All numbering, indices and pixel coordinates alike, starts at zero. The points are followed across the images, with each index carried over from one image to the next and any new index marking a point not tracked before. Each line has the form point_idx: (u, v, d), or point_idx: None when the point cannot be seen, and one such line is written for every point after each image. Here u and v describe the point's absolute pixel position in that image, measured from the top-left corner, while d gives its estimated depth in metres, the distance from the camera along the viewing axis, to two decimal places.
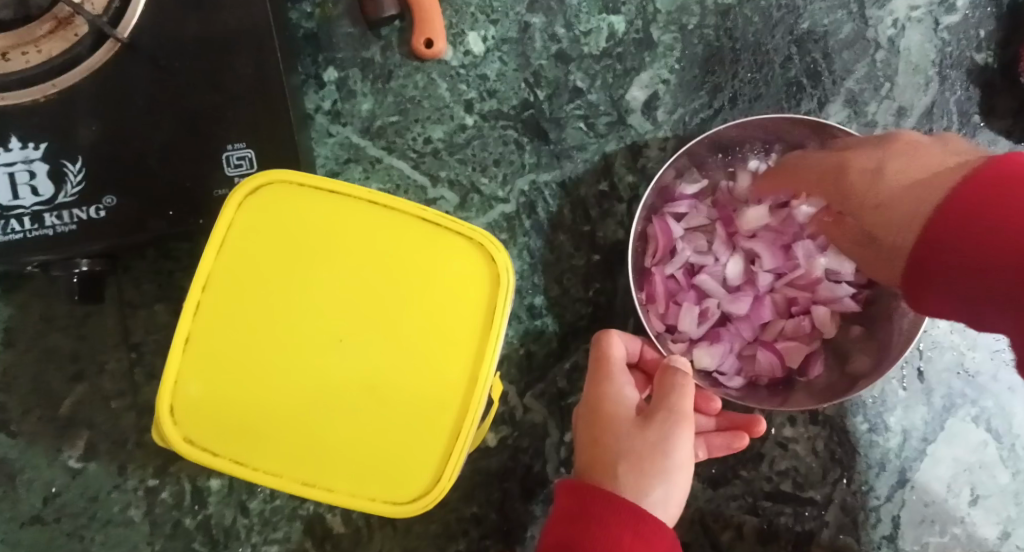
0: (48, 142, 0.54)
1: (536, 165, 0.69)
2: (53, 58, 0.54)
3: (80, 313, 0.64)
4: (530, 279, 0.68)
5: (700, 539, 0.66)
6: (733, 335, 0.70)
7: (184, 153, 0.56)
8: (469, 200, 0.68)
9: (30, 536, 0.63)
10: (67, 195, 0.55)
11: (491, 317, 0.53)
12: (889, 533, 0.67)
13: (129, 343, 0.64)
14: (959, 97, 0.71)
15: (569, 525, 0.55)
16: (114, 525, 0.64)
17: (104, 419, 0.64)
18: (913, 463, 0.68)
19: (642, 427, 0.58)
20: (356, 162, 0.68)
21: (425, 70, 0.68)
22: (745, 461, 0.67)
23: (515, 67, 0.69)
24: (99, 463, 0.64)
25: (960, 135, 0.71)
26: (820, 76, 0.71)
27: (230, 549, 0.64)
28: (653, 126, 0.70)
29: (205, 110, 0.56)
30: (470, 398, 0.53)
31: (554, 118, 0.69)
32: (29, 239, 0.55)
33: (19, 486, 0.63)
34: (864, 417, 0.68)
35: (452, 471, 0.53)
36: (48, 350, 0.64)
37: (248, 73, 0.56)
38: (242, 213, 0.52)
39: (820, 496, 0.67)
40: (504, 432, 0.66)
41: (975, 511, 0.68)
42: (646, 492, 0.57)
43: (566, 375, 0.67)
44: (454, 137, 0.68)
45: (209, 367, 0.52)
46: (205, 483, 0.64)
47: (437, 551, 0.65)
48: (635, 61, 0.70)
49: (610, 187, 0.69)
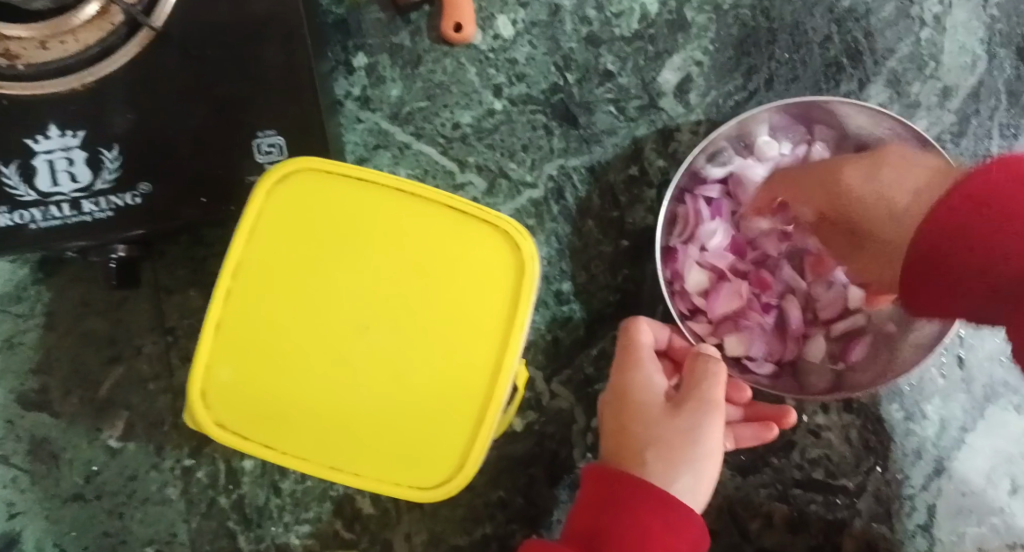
0: (87, 130, 0.55)
1: (565, 150, 0.68)
2: (89, 46, 0.55)
3: (117, 297, 0.66)
4: (558, 265, 0.67)
5: (728, 527, 0.66)
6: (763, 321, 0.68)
7: (215, 140, 0.56)
8: (497, 185, 0.68)
9: (71, 513, 0.65)
10: (105, 182, 0.55)
11: (516, 305, 0.53)
12: (924, 522, 0.66)
13: (165, 327, 0.66)
14: (1008, 76, 0.68)
15: (597, 511, 0.55)
16: (152, 504, 0.65)
17: (141, 400, 0.65)
18: (951, 452, 0.66)
19: (671, 415, 0.58)
20: (384, 148, 0.68)
21: (454, 55, 0.68)
22: (775, 449, 0.66)
23: (545, 51, 0.68)
24: (137, 444, 0.65)
25: (1009, 115, 0.68)
26: (860, 56, 0.68)
27: (263, 528, 0.66)
28: (685, 109, 0.68)
29: (236, 97, 0.56)
30: (496, 385, 0.53)
31: (583, 102, 0.68)
32: (69, 225, 0.56)
33: (61, 464, 0.65)
34: (900, 405, 0.66)
35: (476, 457, 0.53)
36: (87, 333, 0.65)
37: (277, 61, 0.56)
38: (270, 201, 0.52)
39: (853, 484, 0.66)
40: (530, 417, 0.67)
41: (1015, 501, 0.66)
42: (674, 480, 0.56)
43: (593, 361, 0.67)
44: (482, 122, 0.68)
45: (239, 352, 0.52)
46: (238, 464, 0.66)
47: (463, 533, 0.66)
48: (667, 43, 0.68)
49: (640, 172, 0.68)
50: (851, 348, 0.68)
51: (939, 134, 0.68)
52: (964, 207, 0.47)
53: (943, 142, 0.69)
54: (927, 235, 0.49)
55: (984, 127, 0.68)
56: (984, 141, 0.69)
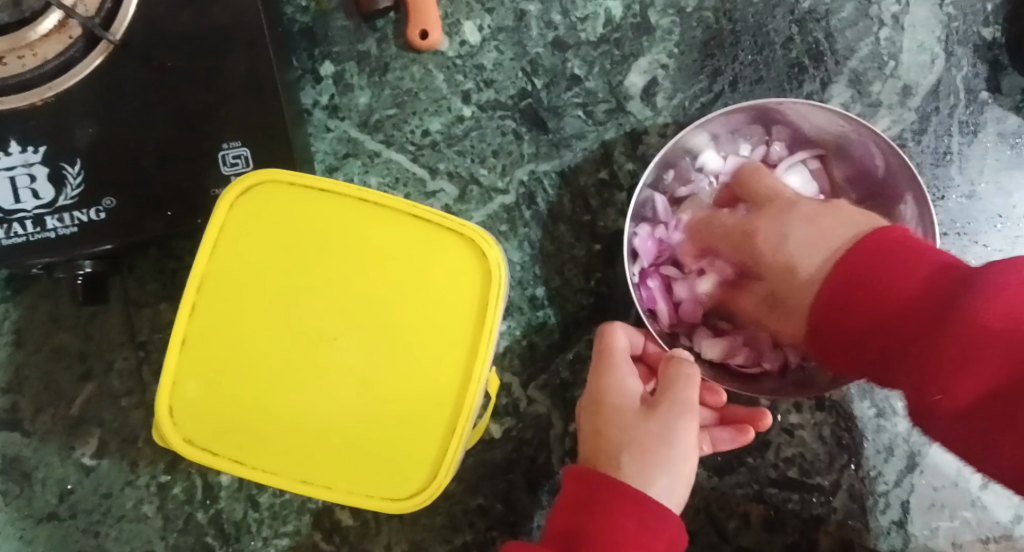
0: (47, 146, 0.54)
1: (535, 155, 0.68)
2: (48, 61, 0.54)
3: (87, 313, 0.65)
4: (531, 271, 0.68)
5: (706, 527, 0.66)
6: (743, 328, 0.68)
7: (180, 152, 0.56)
8: (468, 192, 0.68)
9: (45, 533, 0.64)
10: (68, 199, 0.55)
11: (483, 312, 0.52)
12: (898, 518, 0.67)
13: (136, 342, 0.65)
14: (966, 74, 0.69)
15: (575, 512, 0.55)
16: (128, 521, 0.65)
17: (114, 417, 0.65)
18: (922, 447, 0.67)
19: (646, 417, 0.57)
20: (354, 157, 0.68)
21: (422, 62, 0.68)
22: (751, 449, 0.67)
23: (512, 56, 0.68)
24: (111, 460, 0.65)
25: (968, 112, 0.69)
26: (822, 56, 0.69)
27: (241, 543, 0.65)
28: (653, 112, 0.69)
29: (199, 108, 0.56)
30: (465, 393, 0.53)
31: (552, 107, 0.68)
32: (32, 242, 0.55)
33: (34, 484, 0.64)
34: (871, 402, 0.67)
35: (448, 466, 0.53)
36: (57, 350, 0.65)
37: (241, 70, 0.55)
38: (234, 214, 0.52)
39: (827, 482, 0.66)
40: (508, 423, 0.67)
41: (986, 494, 0.67)
42: (650, 483, 0.56)
43: (569, 365, 0.67)
44: (452, 129, 0.68)
45: (206, 367, 0.52)
46: (215, 478, 0.65)
47: (443, 542, 0.66)
48: (633, 46, 0.69)
49: (609, 176, 0.68)
50: None
51: (900, 133, 0.69)
52: (869, 259, 0.53)
53: (904, 140, 0.69)
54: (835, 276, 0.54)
55: (944, 125, 0.69)
56: (944, 138, 0.69)
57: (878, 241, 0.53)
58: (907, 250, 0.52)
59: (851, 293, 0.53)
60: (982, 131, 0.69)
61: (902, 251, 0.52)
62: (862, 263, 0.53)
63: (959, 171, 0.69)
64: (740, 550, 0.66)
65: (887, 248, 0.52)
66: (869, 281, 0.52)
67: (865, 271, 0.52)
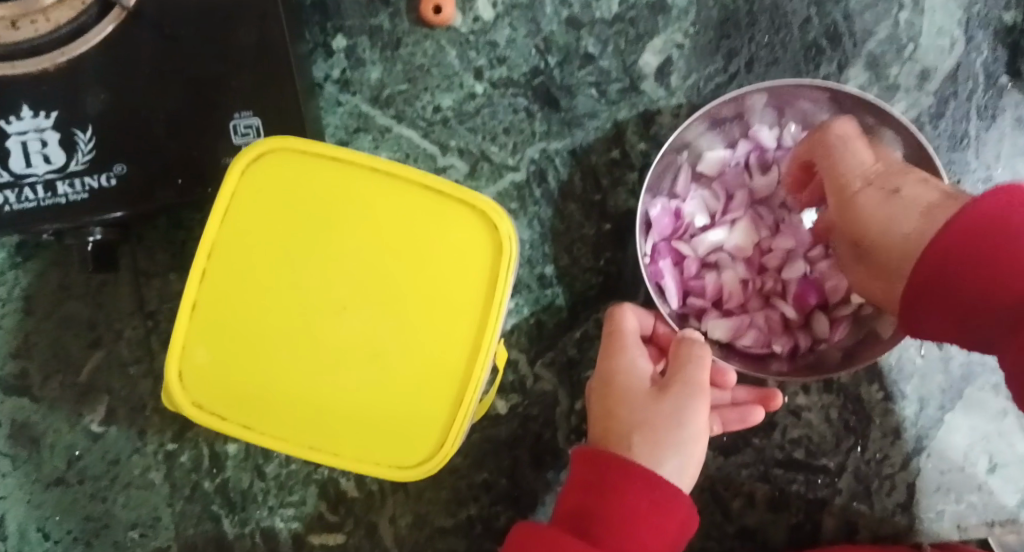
0: (59, 111, 0.54)
1: (547, 133, 0.68)
2: (60, 27, 0.54)
3: (97, 281, 0.65)
4: (540, 249, 0.68)
5: (710, 506, 0.66)
6: (756, 311, 0.68)
7: (190, 121, 0.56)
8: (479, 168, 0.68)
9: (53, 497, 0.65)
10: (79, 163, 0.55)
11: (493, 284, 0.52)
12: (904, 501, 0.67)
13: (145, 311, 0.66)
14: (985, 58, 0.68)
15: (585, 491, 0.55)
16: (134, 488, 0.65)
17: (122, 385, 0.65)
18: (930, 431, 0.67)
19: (657, 399, 0.57)
20: (365, 131, 0.68)
21: (435, 37, 0.68)
22: (756, 430, 0.67)
23: (525, 33, 0.68)
24: (119, 428, 0.65)
25: (986, 97, 0.68)
26: (840, 38, 0.68)
27: (248, 511, 0.66)
28: (666, 92, 0.68)
29: (211, 78, 0.56)
30: (474, 365, 0.53)
31: (564, 85, 0.68)
32: (42, 207, 0.55)
33: (42, 449, 0.65)
34: (880, 386, 0.67)
35: (454, 437, 0.53)
36: (67, 317, 0.65)
37: (252, 39, 0.55)
38: (245, 181, 0.52)
39: (833, 463, 0.66)
40: (514, 400, 0.67)
41: (993, 478, 0.67)
42: (661, 464, 0.56)
43: (576, 343, 0.67)
44: (464, 106, 0.68)
45: (215, 332, 0.53)
46: (222, 448, 0.66)
47: (448, 515, 0.66)
48: (648, 25, 0.68)
49: (621, 155, 0.68)
50: (833, 329, 0.67)
51: (916, 117, 0.68)
52: (969, 238, 0.48)
53: (920, 124, 0.69)
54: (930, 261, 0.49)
55: (962, 109, 0.68)
56: (962, 123, 0.68)
57: (974, 220, 0.48)
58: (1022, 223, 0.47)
59: (973, 255, 0.48)
60: (1000, 116, 0.68)
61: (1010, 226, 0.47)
62: (972, 234, 0.48)
63: (975, 156, 0.68)
64: (744, 530, 0.66)
65: (982, 223, 0.48)
66: (987, 258, 0.47)
67: (970, 251, 0.48)
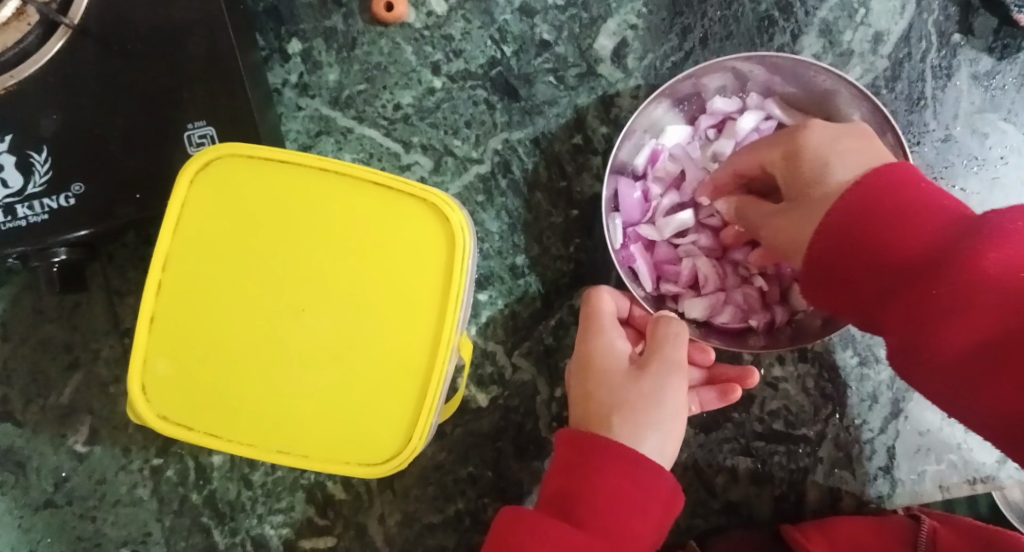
0: (13, 134, 0.54)
1: (508, 123, 0.68)
2: (7, 49, 0.54)
3: (71, 302, 0.65)
4: (510, 240, 0.68)
5: (695, 484, 0.67)
6: (733, 291, 0.67)
7: (145, 133, 0.56)
8: (443, 163, 0.68)
9: (43, 520, 0.65)
10: (37, 186, 0.55)
11: (450, 275, 0.53)
12: (885, 464, 0.67)
13: (121, 329, 0.66)
14: (938, 17, 0.68)
15: (567, 473, 0.55)
16: (123, 505, 0.66)
17: (103, 404, 0.65)
18: (906, 394, 0.67)
19: (636, 377, 0.57)
20: (327, 134, 0.68)
21: (389, 35, 0.68)
22: (736, 405, 0.67)
23: (480, 25, 0.68)
24: (103, 447, 0.65)
25: (940, 56, 0.68)
26: (792, 8, 0.68)
27: (237, 521, 0.66)
28: (624, 74, 0.68)
29: (165, 88, 0.55)
30: (434, 360, 0.53)
31: (523, 74, 0.68)
32: (2, 232, 0.55)
33: (29, 472, 0.65)
34: (854, 351, 0.67)
35: (421, 432, 0.53)
36: (43, 340, 0.65)
37: (203, 48, 0.55)
38: (194, 189, 0.52)
39: (813, 433, 0.67)
40: (494, 392, 0.67)
41: (971, 437, 0.67)
42: (642, 441, 0.56)
43: (552, 331, 0.67)
44: (424, 101, 0.68)
45: (176, 344, 0.53)
46: (207, 460, 0.66)
47: (436, 511, 0.67)
48: (601, 8, 0.68)
49: (583, 141, 0.68)
50: None
51: (872, 81, 0.68)
52: (864, 207, 0.49)
53: (877, 88, 0.68)
54: (838, 227, 0.50)
55: (917, 70, 0.68)
56: (919, 84, 0.68)
57: (869, 190, 0.49)
58: (920, 191, 0.48)
59: (869, 222, 0.49)
60: (955, 75, 0.68)
61: (905, 197, 0.48)
62: (866, 203, 0.49)
63: (933, 117, 0.68)
64: (729, 504, 0.67)
65: (881, 193, 0.49)
66: (888, 219, 0.48)
67: (869, 217, 0.49)
